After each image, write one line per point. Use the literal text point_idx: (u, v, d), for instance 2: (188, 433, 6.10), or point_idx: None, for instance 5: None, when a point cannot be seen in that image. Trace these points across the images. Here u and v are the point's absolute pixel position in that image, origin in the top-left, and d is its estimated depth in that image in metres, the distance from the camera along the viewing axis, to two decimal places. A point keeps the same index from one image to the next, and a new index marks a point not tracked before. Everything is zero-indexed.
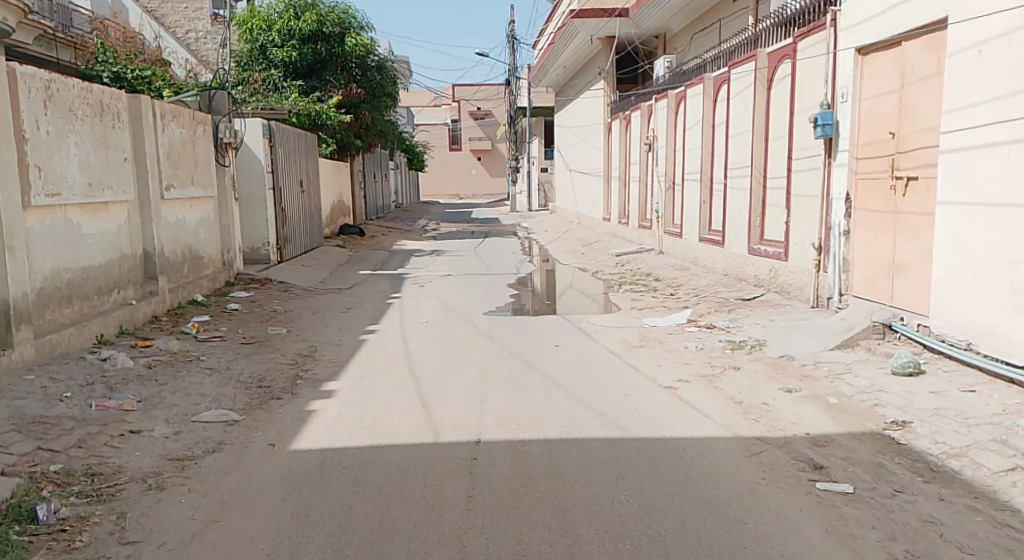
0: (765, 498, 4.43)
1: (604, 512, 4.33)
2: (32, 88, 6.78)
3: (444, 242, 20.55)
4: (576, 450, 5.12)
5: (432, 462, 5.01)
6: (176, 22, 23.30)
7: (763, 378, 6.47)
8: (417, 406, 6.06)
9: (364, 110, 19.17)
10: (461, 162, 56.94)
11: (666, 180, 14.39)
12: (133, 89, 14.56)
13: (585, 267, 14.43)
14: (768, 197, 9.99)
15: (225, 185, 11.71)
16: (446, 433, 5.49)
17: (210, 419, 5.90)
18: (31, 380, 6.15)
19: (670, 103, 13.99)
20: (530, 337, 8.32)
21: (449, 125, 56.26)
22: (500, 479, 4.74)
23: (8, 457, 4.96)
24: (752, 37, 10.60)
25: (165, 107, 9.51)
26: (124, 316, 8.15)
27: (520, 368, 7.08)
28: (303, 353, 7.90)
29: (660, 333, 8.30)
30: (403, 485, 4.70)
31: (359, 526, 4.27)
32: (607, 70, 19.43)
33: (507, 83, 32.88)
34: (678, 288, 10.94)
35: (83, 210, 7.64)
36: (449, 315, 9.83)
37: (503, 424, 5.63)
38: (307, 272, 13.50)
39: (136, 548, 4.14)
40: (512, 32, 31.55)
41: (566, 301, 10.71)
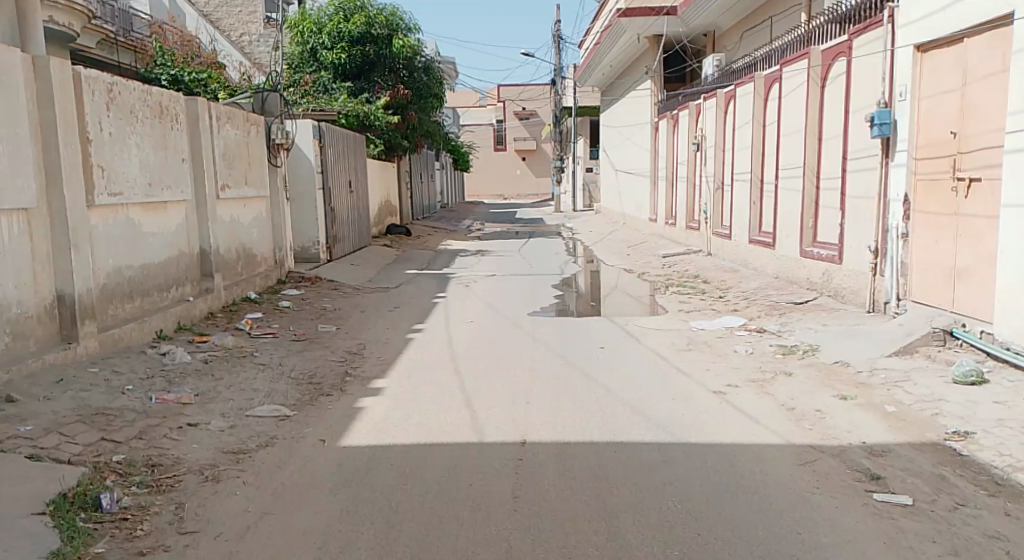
0: (820, 508, 4.39)
1: (654, 516, 4.34)
2: (96, 91, 6.97)
3: (489, 242, 20.65)
4: (624, 454, 5.12)
5: (481, 462, 5.05)
6: (231, 25, 23.77)
7: (817, 385, 6.40)
8: (464, 405, 6.12)
9: (411, 111, 19.32)
10: (505, 162, 57.10)
11: (714, 181, 14.27)
12: (190, 91, 14.91)
13: (631, 268, 14.38)
14: (822, 198, 9.86)
15: (277, 185, 11.92)
16: (492, 433, 5.53)
17: (263, 414, 6.03)
18: (95, 372, 6.35)
19: (719, 102, 13.87)
20: (577, 339, 8.32)
21: (494, 126, 56.44)
22: (548, 480, 4.77)
23: (74, 446, 5.12)
24: (805, 35, 10.46)
25: (220, 109, 9.73)
26: (182, 312, 8.37)
27: (568, 370, 7.10)
28: (352, 350, 8.01)
29: (709, 337, 8.25)
30: (450, 484, 4.75)
31: (408, 524, 4.33)
32: (655, 70, 19.31)
33: (552, 83, 32.82)
34: (727, 291, 10.85)
35: (144, 209, 7.85)
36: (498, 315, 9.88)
37: (552, 425, 5.65)
38: (355, 272, 13.68)
39: (194, 538, 4.26)
40: (558, 32, 31.46)
41: (611, 303, 10.70)
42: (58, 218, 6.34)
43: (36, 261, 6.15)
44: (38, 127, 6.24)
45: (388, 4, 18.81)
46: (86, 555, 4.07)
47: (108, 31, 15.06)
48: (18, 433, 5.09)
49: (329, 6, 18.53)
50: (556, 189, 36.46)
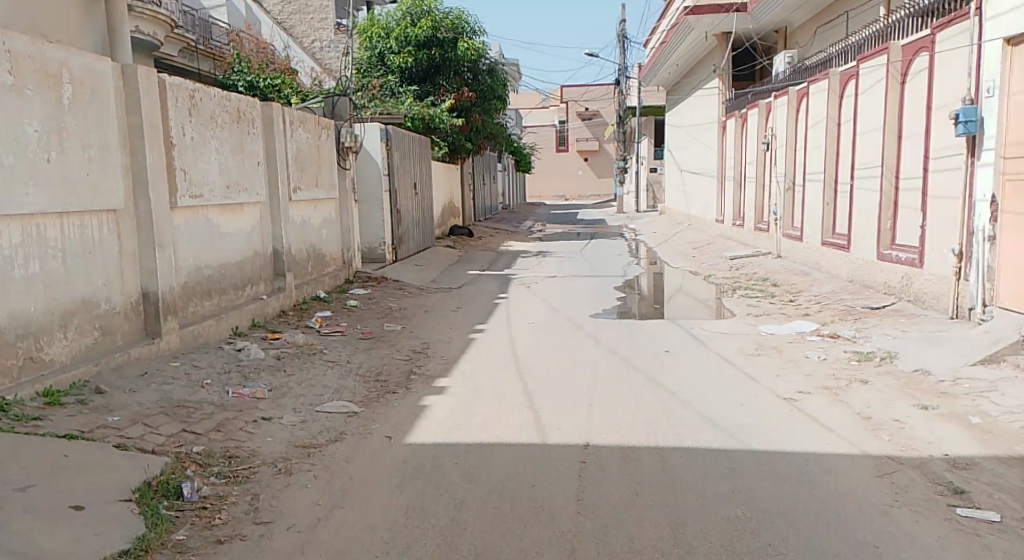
0: (899, 522, 4.34)
1: (721, 524, 4.35)
2: (179, 97, 7.26)
3: (552, 244, 20.72)
4: (689, 459, 5.13)
5: (544, 463, 5.12)
6: (303, 32, 24.37)
7: (896, 393, 6.29)
8: (527, 406, 6.20)
9: (475, 114, 19.51)
10: (568, 163, 57.11)
11: (784, 181, 14.05)
12: (265, 97, 15.35)
13: (697, 270, 14.28)
14: (901, 198, 9.65)
15: (346, 187, 12.20)
16: (555, 435, 5.59)
17: (332, 410, 6.21)
18: (176, 366, 6.62)
19: (790, 99, 13.64)
20: (642, 342, 8.32)
21: (557, 126, 56.52)
22: (611, 483, 4.82)
23: (157, 436, 5.34)
24: (884, 30, 10.26)
25: (293, 113, 10.01)
26: (255, 310, 8.65)
27: (632, 372, 7.12)
28: (417, 349, 8.17)
29: (779, 342, 8.17)
30: (513, 485, 4.82)
31: (472, 522, 4.43)
32: (723, 68, 19.13)
33: (616, 83, 32.71)
34: (798, 295, 10.71)
35: (222, 210, 8.15)
36: (563, 316, 9.94)
37: (616, 429, 5.68)
38: (421, 272, 13.91)
39: (268, 529, 4.42)
40: (623, 31, 31.34)
41: (676, 305, 10.67)
42: (144, 218, 6.63)
43: (123, 259, 6.46)
44: (127, 132, 6.54)
45: (453, 7, 19.01)
46: (169, 541, 4.25)
47: (187, 40, 15.62)
48: (106, 422, 5.33)
49: (396, 11, 18.83)
50: (619, 190, 36.32)
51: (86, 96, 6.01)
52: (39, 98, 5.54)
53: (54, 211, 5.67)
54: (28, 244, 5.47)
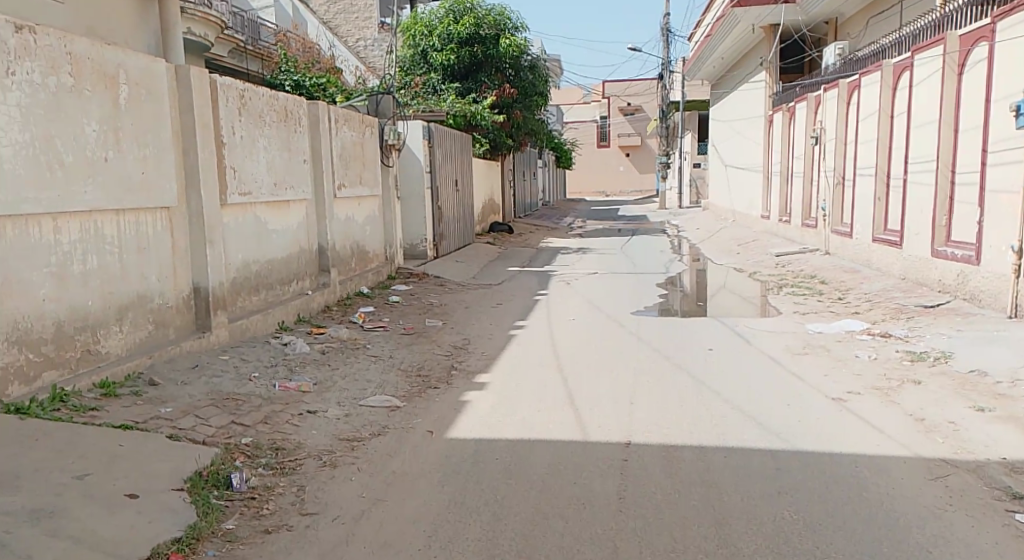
0: (953, 527, 4.30)
1: (766, 525, 4.35)
2: (229, 97, 7.43)
3: (593, 240, 20.70)
4: (733, 460, 5.13)
5: (584, 461, 5.17)
6: (348, 31, 24.63)
7: (950, 395, 6.20)
8: (567, 403, 6.25)
9: (516, 110, 19.58)
10: (610, 159, 56.92)
11: (834, 176, 13.86)
12: (311, 96, 15.55)
13: (742, 267, 14.18)
14: (956, 193, 9.50)
15: (389, 185, 12.35)
16: (596, 432, 5.63)
17: (375, 404, 6.32)
18: (226, 360, 6.79)
19: (841, 92, 13.45)
20: (684, 340, 8.31)
21: (598, 122, 56.35)
22: (653, 482, 4.84)
23: (208, 427, 5.48)
24: (941, 19, 10.09)
25: (338, 112, 10.17)
26: (301, 305, 8.82)
27: (672, 371, 7.13)
28: (458, 345, 8.25)
29: (826, 341, 8.10)
30: (553, 482, 4.87)
31: (513, 518, 4.48)
32: (770, 61, 18.86)
33: (660, 77, 32.49)
34: (847, 293, 10.58)
35: (269, 207, 8.33)
36: (606, 313, 9.95)
37: (658, 428, 5.69)
38: (462, 268, 14.02)
39: (314, 520, 4.53)
40: (667, 25, 31.12)
41: (719, 303, 10.62)
42: (195, 215, 6.81)
43: (175, 255, 6.64)
44: (179, 131, 6.71)
45: (496, 3, 19.07)
46: (220, 530, 4.37)
47: (236, 41, 15.91)
48: (160, 413, 5.49)
49: (439, 9, 18.96)
50: (662, 186, 36.12)
51: (141, 97, 6.18)
52: (98, 98, 5.71)
53: (111, 208, 5.85)
54: (87, 239, 5.66)
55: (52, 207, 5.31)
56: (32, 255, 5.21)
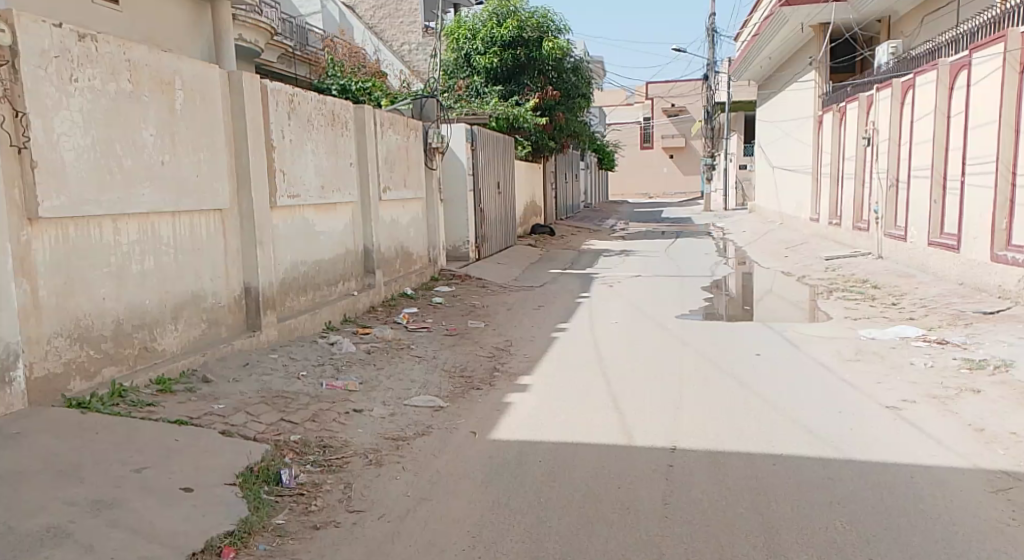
0: (1013, 542, 4.23)
1: (817, 535, 4.33)
2: (279, 102, 7.59)
3: (636, 242, 20.63)
4: (782, 468, 5.11)
5: (629, 465, 5.18)
6: (393, 36, 24.90)
7: (1010, 404, 6.09)
8: (611, 407, 6.27)
9: (559, 112, 19.64)
10: (654, 161, 56.63)
11: (887, 178, 13.65)
12: (357, 100, 15.74)
13: (790, 270, 14.04)
14: (1017, 196, 9.32)
15: (433, 187, 12.48)
16: (640, 437, 5.64)
17: (420, 404, 6.41)
18: (275, 358, 6.94)
19: (895, 91, 13.24)
20: (729, 344, 8.27)
21: (642, 124, 56.12)
22: (698, 489, 4.84)
23: (258, 424, 5.59)
24: (1000, 16, 9.91)
25: (383, 116, 10.31)
26: (347, 306, 8.97)
27: (717, 375, 7.11)
28: (500, 347, 8.32)
29: (881, 347, 7.99)
30: (597, 486, 4.89)
31: (557, 520, 4.51)
32: (819, 60, 18.63)
33: (706, 77, 32.25)
34: (902, 298, 10.41)
35: (317, 210, 8.49)
36: (650, 316, 9.94)
37: (704, 433, 5.69)
38: (505, 270, 14.10)
39: (360, 517, 4.58)
40: (713, 24, 30.89)
41: (766, 307, 10.54)
42: (247, 217, 6.98)
43: (227, 256, 6.82)
44: (231, 135, 6.88)
45: (539, 6, 19.08)
46: (270, 525, 4.44)
47: (286, 47, 16.20)
48: (213, 409, 5.62)
49: (482, 12, 19.05)
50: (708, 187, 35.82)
51: (196, 103, 6.36)
52: (155, 103, 5.89)
53: (168, 210, 6.03)
54: (144, 241, 5.84)
55: (111, 209, 5.47)
56: (92, 255, 5.36)
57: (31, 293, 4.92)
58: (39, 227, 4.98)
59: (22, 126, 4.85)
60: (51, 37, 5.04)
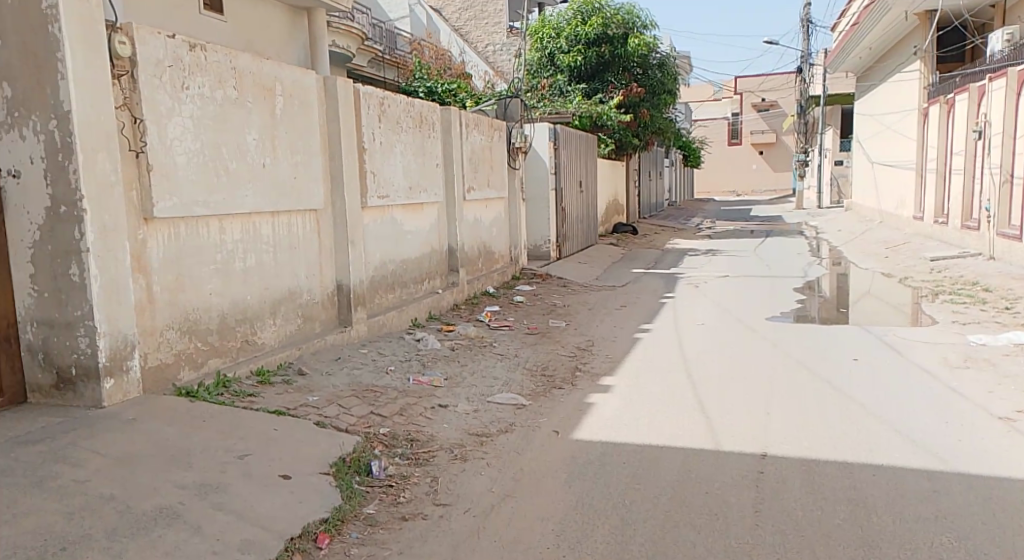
0: None
1: (922, 550, 4.24)
2: (370, 106, 7.85)
3: (722, 242, 20.37)
4: (880, 478, 5.02)
5: (718, 470, 5.17)
6: (478, 37, 25.20)
7: None
8: (697, 411, 6.27)
9: (643, 109, 19.44)
10: (743, 157, 55.68)
11: (1000, 174, 13.14)
12: (443, 101, 15.99)
13: (891, 272, 13.65)
14: None
15: (515, 186, 12.65)
16: (728, 442, 5.63)
17: (502, 401, 6.55)
18: (365, 353, 7.20)
19: (1011, 82, 12.75)
20: (821, 349, 8.15)
21: (730, 119, 55.29)
22: (791, 498, 4.78)
23: (350, 417, 5.79)
24: None
25: (469, 117, 10.52)
26: (432, 303, 9.20)
27: (805, 380, 7.03)
28: (582, 346, 8.41)
29: (991, 354, 7.73)
30: (684, 490, 4.90)
31: (644, 523, 4.53)
32: (925, 50, 18.03)
33: (800, 70, 31.55)
34: (1015, 302, 10.03)
35: (405, 210, 8.74)
36: (737, 318, 9.85)
37: (795, 439, 5.65)
38: (586, 270, 14.14)
39: (447, 510, 4.69)
40: (808, 15, 30.20)
41: (864, 310, 10.31)
42: (340, 216, 7.26)
43: (321, 254, 7.11)
44: (326, 138, 7.18)
45: (625, 2, 19.07)
46: (361, 514, 4.58)
47: (375, 51, 16.64)
48: (307, 401, 5.86)
49: (568, 11, 19.21)
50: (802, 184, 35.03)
51: (294, 106, 6.66)
52: (257, 108, 6.19)
53: (268, 211, 6.33)
54: (246, 240, 6.15)
55: (217, 209, 5.78)
56: (200, 253, 5.68)
57: (146, 288, 5.25)
58: (153, 226, 5.30)
59: (139, 131, 5.17)
60: (165, 47, 5.33)
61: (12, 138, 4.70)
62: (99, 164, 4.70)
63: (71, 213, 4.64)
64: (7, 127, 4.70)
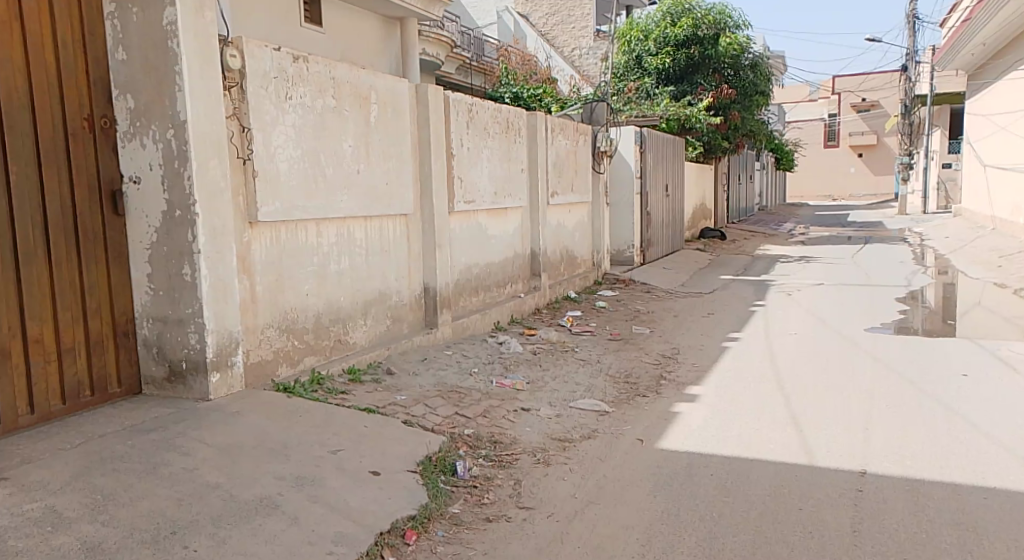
0: None
1: None
2: (459, 112, 8.05)
3: (817, 248, 19.88)
4: (990, 502, 4.86)
5: (813, 488, 5.11)
6: (565, 41, 25.32)
7: None
8: (789, 424, 6.22)
9: (734, 111, 18.96)
10: (839, 160, 54.23)
11: None
12: (528, 106, 16.14)
13: (1003, 282, 13.08)
14: None
15: (599, 190, 12.69)
16: (822, 458, 5.56)
17: (585, 407, 6.63)
18: (450, 355, 7.39)
19: None
20: (922, 363, 7.94)
21: (826, 121, 54.08)
22: (892, 519, 4.69)
23: (436, 417, 5.97)
24: None
25: (554, 122, 10.64)
26: (515, 307, 9.35)
27: (901, 395, 6.89)
28: (666, 354, 8.41)
29: None
30: (777, 506, 4.86)
31: (733, 537, 4.51)
32: None
33: (905, 68, 30.66)
34: None
35: (490, 214, 8.92)
36: (830, 329, 9.66)
37: (895, 458, 5.55)
38: (671, 275, 14.07)
39: (530, 514, 4.80)
40: (914, 11, 29.26)
41: (972, 323, 9.94)
42: (428, 221, 7.47)
43: (410, 257, 7.33)
44: (417, 145, 7.39)
45: (717, 2, 18.87)
46: (447, 513, 4.73)
47: (463, 58, 16.94)
48: (395, 400, 6.06)
49: (657, 13, 19.22)
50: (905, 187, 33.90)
51: (388, 114, 6.90)
52: (354, 116, 6.44)
53: (361, 215, 6.58)
54: (341, 244, 6.40)
55: (315, 213, 6.04)
56: (299, 256, 5.96)
57: (249, 288, 5.53)
58: (257, 231, 5.59)
59: (246, 140, 5.45)
60: (271, 60, 5.62)
61: (133, 146, 5.00)
62: (211, 172, 5.02)
63: (185, 217, 4.94)
64: (129, 136, 5.00)
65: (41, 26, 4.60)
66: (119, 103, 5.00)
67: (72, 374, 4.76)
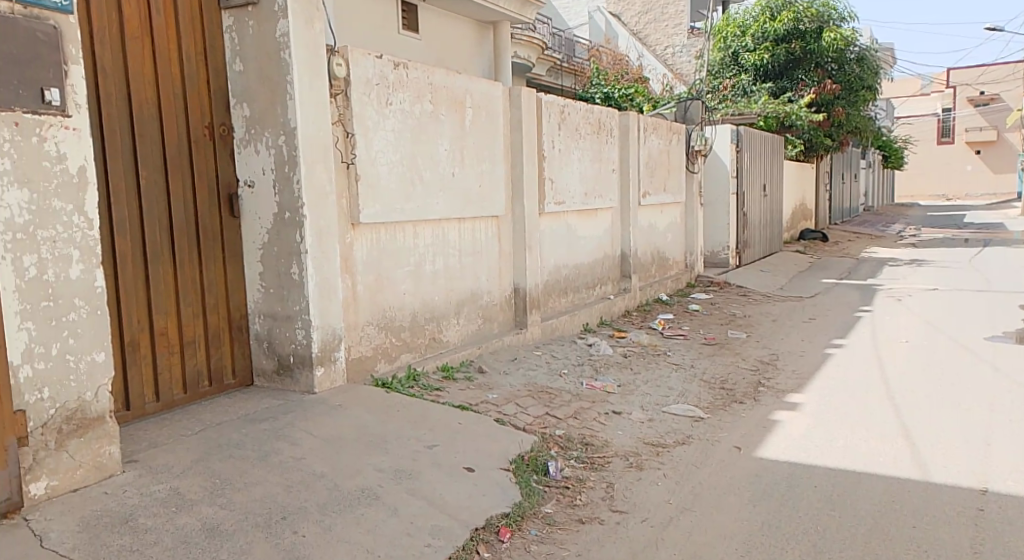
0: None
1: None
2: (551, 114, 8.15)
3: (928, 251, 19.20)
4: None
5: (926, 505, 5.00)
6: (657, 39, 24.97)
7: None
8: (898, 436, 6.10)
9: (838, 107, 18.42)
10: (954, 156, 52.26)
11: None
12: (619, 106, 16.12)
13: None
14: None
15: (693, 190, 12.58)
16: (937, 474, 5.44)
17: (678, 412, 6.64)
18: (539, 355, 7.51)
19: None
20: None
21: (941, 116, 52.46)
22: (1015, 540, 4.56)
23: (527, 416, 6.10)
24: None
25: (647, 122, 10.63)
26: (604, 309, 9.39)
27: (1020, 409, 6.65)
28: (764, 360, 8.32)
29: None
30: (886, 521, 4.79)
31: (838, 552, 4.47)
32: None
33: None
34: None
35: (580, 216, 8.99)
36: (941, 337, 9.33)
37: (1017, 476, 5.38)
38: (767, 278, 13.83)
39: (623, 518, 4.87)
40: None
41: None
42: (520, 222, 7.61)
43: (501, 258, 7.48)
44: (509, 147, 7.53)
45: None
46: (539, 512, 4.84)
47: (554, 60, 17.06)
48: (487, 398, 6.22)
49: (755, 7, 18.90)
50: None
51: (482, 118, 7.07)
52: (450, 120, 6.62)
53: (456, 217, 6.76)
54: (437, 246, 6.61)
55: (413, 215, 6.25)
56: (398, 257, 6.18)
57: (352, 286, 5.77)
58: (359, 232, 5.83)
59: (350, 145, 5.69)
60: (374, 67, 5.84)
61: (248, 151, 5.29)
62: (318, 176, 5.28)
63: (294, 219, 5.20)
64: (244, 143, 5.29)
65: (168, 39, 4.92)
66: (235, 111, 5.29)
67: (192, 365, 5.07)
